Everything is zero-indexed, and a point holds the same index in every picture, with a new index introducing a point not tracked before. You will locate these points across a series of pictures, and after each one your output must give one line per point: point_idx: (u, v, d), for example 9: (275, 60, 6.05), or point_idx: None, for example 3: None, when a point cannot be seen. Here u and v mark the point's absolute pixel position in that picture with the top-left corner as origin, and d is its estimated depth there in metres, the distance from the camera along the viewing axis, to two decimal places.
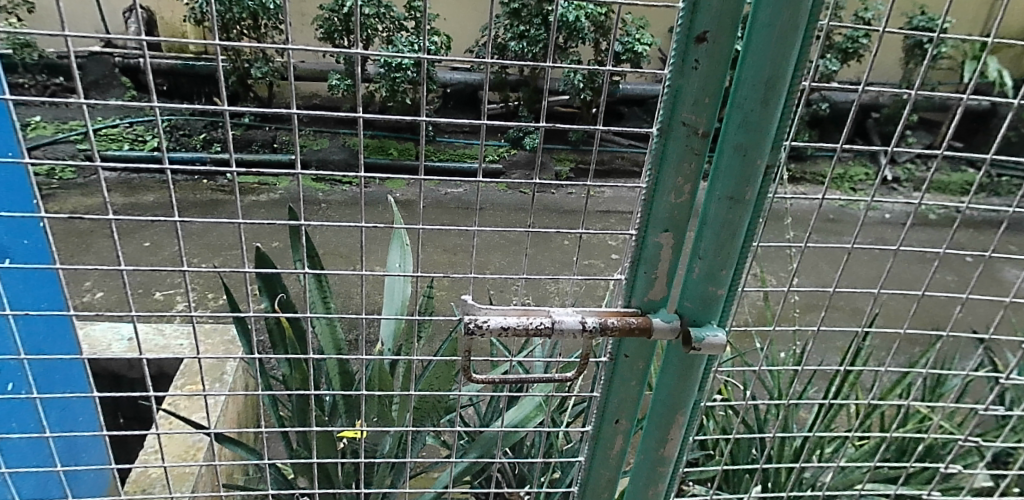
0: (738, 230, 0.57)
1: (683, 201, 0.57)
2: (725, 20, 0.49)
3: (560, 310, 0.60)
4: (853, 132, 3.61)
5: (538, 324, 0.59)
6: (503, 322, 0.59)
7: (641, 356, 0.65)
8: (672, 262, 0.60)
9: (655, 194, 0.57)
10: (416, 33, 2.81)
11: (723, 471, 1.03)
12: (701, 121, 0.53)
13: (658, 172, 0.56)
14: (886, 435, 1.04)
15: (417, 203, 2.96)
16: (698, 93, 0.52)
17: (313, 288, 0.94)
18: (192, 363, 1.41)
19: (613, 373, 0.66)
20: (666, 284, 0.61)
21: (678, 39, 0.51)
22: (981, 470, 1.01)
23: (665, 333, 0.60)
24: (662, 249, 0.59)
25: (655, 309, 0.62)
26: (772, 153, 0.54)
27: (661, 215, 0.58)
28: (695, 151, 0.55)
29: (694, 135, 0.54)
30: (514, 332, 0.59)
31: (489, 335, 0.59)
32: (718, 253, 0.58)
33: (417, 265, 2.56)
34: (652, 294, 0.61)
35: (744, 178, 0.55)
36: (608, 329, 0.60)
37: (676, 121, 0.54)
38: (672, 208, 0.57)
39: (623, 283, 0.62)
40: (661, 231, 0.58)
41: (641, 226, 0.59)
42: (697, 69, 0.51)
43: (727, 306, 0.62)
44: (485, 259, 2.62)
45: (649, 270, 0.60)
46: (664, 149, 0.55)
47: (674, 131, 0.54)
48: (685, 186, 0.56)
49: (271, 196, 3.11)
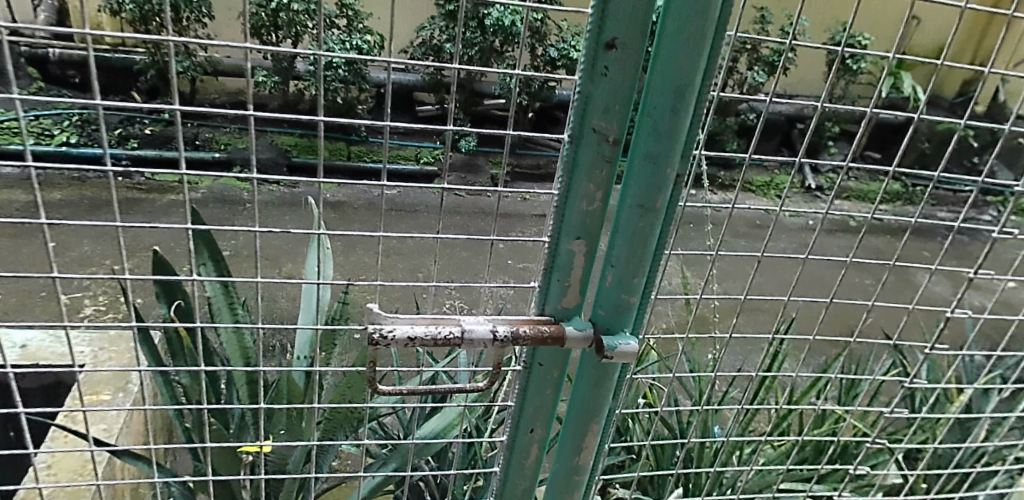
0: (649, 238, 0.56)
1: (595, 209, 0.56)
2: (634, 24, 0.48)
3: (472, 319, 0.58)
4: (779, 142, 3.76)
5: (447, 334, 0.57)
6: (409, 333, 0.56)
7: (555, 366, 0.63)
8: (585, 272, 0.59)
9: (567, 201, 0.56)
10: (349, 32, 2.75)
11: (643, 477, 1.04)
12: (612, 127, 0.52)
13: (570, 178, 0.55)
14: (800, 437, 1.07)
15: (350, 204, 2.90)
16: (607, 101, 0.52)
17: (218, 294, 0.89)
18: (94, 371, 1.33)
19: (528, 382, 0.64)
20: (579, 294, 0.60)
21: (587, 41, 0.50)
22: (889, 470, 1.04)
23: (578, 342, 0.59)
24: (575, 256, 0.58)
25: (568, 317, 0.61)
26: (682, 163, 0.54)
27: (573, 222, 0.56)
28: (606, 159, 0.54)
29: (605, 141, 0.53)
30: (422, 343, 0.57)
31: (395, 345, 0.56)
32: (632, 264, 0.57)
33: (348, 268, 2.50)
34: (565, 303, 0.60)
35: (654, 186, 0.54)
36: (519, 338, 0.58)
37: (587, 127, 0.53)
38: (585, 218, 0.56)
39: (537, 291, 0.61)
40: (573, 238, 0.57)
41: (553, 234, 0.58)
42: (607, 76, 0.51)
43: (641, 316, 0.61)
44: (415, 263, 2.58)
45: (562, 278, 0.59)
46: (575, 156, 0.54)
47: (584, 136, 0.53)
48: (597, 193, 0.55)
49: (193, 195, 2.97)
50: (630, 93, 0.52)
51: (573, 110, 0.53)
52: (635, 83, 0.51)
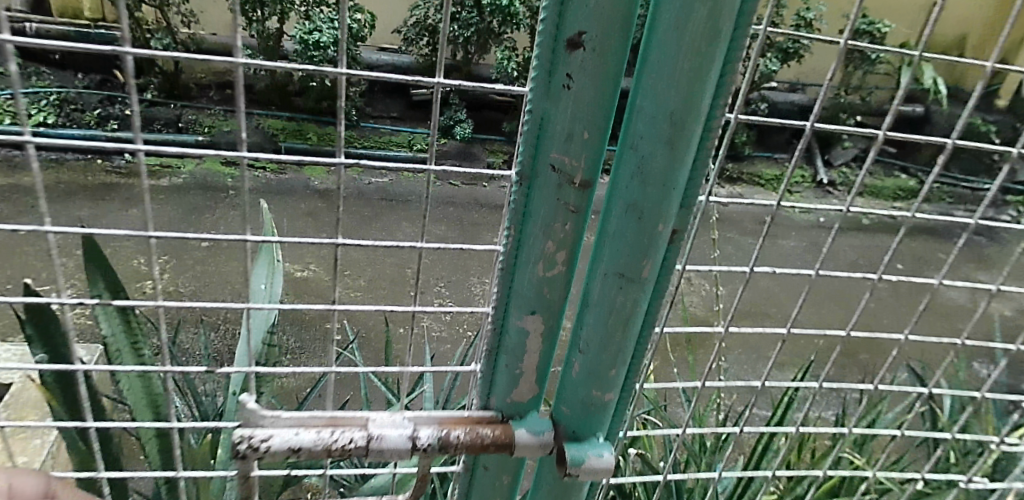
0: (632, 318, 0.40)
1: (555, 277, 0.40)
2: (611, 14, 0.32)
3: (385, 416, 0.42)
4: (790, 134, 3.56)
5: (348, 442, 0.41)
6: (292, 443, 0.40)
7: (503, 468, 0.48)
8: (544, 356, 0.44)
9: (516, 263, 0.40)
10: (336, 8, 2.56)
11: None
12: (579, 164, 0.36)
13: (520, 232, 0.39)
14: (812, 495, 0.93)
15: (338, 193, 2.73)
16: (573, 127, 0.35)
17: (118, 330, 0.71)
18: (23, 391, 1.18)
19: (471, 486, 0.50)
20: (535, 385, 0.44)
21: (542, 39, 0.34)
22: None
23: (532, 450, 0.44)
24: (529, 337, 0.42)
25: (521, 413, 0.45)
26: (682, 218, 0.38)
27: (525, 292, 0.41)
28: (571, 209, 0.38)
29: (568, 184, 0.37)
30: (309, 455, 0.40)
31: (273, 459, 0.40)
32: (609, 354, 0.41)
33: (334, 262, 2.32)
34: (516, 396, 0.44)
35: (640, 251, 0.38)
36: (450, 446, 0.42)
37: (543, 165, 0.37)
38: (540, 289, 0.40)
39: (479, 377, 0.45)
40: (526, 314, 0.41)
41: (498, 307, 0.42)
42: (570, 91, 0.34)
43: (619, 415, 0.45)
44: (407, 258, 2.39)
45: (512, 364, 0.43)
46: (526, 204, 0.38)
47: (539, 175, 0.37)
48: (557, 255, 0.39)
49: (174, 180, 2.77)
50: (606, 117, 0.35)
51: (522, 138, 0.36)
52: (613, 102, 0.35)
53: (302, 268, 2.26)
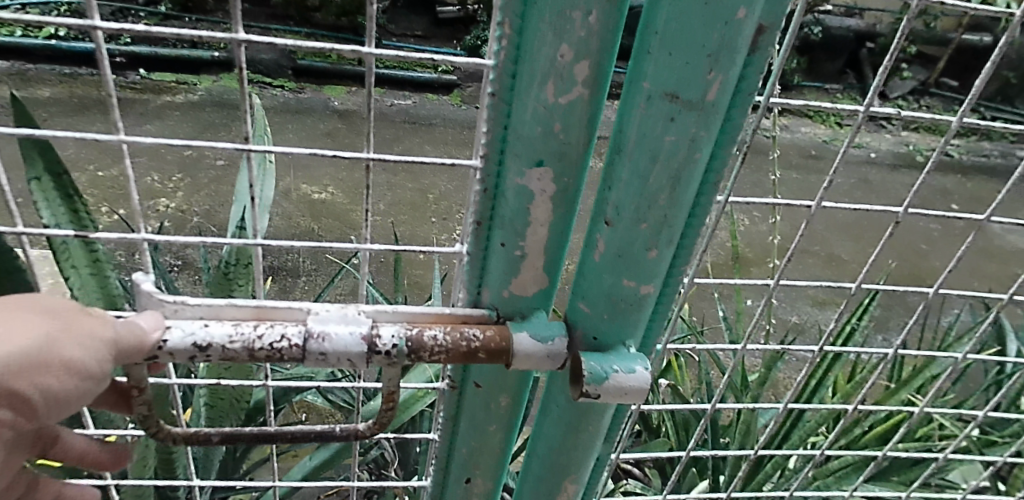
0: (684, 157, 0.33)
1: (570, 102, 0.34)
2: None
3: (325, 308, 0.38)
4: (844, 63, 3.15)
5: (276, 339, 0.36)
6: (198, 338, 0.35)
7: (501, 387, 0.42)
8: (555, 212, 0.39)
9: (521, 62, 0.34)
10: None
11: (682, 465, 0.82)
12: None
13: (520, 42, 0.33)
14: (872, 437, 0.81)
15: (358, 113, 2.55)
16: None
17: (53, 196, 0.56)
18: None
19: (459, 407, 0.44)
20: (541, 264, 0.41)
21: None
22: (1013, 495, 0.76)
23: (530, 361, 0.39)
24: (536, 192, 0.37)
25: (522, 314, 0.42)
26: (771, 15, 0.30)
27: (528, 129, 0.35)
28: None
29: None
30: (227, 351, 0.35)
31: (185, 360, 0.36)
32: (649, 210, 0.35)
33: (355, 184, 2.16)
34: (516, 286, 0.41)
35: (699, 51, 0.30)
36: (423, 351, 0.36)
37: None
38: (548, 103, 0.34)
39: (470, 269, 0.42)
40: (531, 165, 0.37)
41: (497, 131, 0.36)
42: None
43: (659, 310, 0.40)
44: (429, 182, 2.24)
45: (514, 244, 0.39)
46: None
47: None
48: (566, 69, 0.33)
49: (190, 97, 2.54)
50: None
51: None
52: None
53: (319, 190, 2.12)
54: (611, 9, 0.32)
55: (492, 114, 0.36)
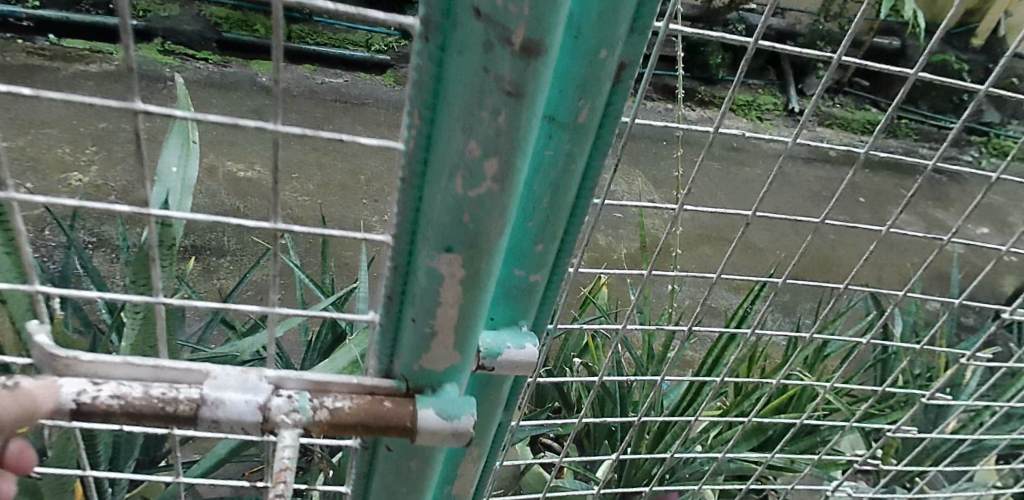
0: (574, 169, 0.38)
1: (481, 192, 0.35)
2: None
3: (222, 367, 0.42)
4: (766, 60, 3.30)
5: (174, 387, 0.40)
6: (96, 385, 0.38)
7: (409, 453, 0.47)
8: (465, 294, 0.40)
9: (433, 145, 0.35)
10: None
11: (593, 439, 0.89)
12: (516, 22, 0.29)
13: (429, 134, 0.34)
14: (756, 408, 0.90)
15: (286, 91, 2.49)
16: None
17: None
18: None
19: (373, 462, 0.49)
20: (453, 335, 0.42)
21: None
22: (865, 456, 0.86)
23: (433, 436, 0.43)
24: (448, 276, 0.39)
25: (433, 384, 0.44)
26: (630, 52, 0.34)
27: (439, 219, 0.37)
28: (506, 94, 0.31)
29: (498, 47, 0.30)
30: (127, 399, 0.39)
31: (76, 407, 0.38)
32: (536, 210, 0.40)
33: (281, 164, 2.12)
34: (427, 355, 0.43)
35: (579, 84, 0.34)
36: (320, 412, 0.42)
37: (466, 10, 0.30)
38: (458, 194, 0.35)
39: (383, 333, 0.44)
40: (441, 250, 0.38)
41: (412, 207, 0.38)
42: None
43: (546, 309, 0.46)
44: (359, 164, 2.22)
45: (425, 323, 0.41)
46: (442, 74, 0.32)
47: (459, 31, 0.30)
48: (475, 161, 0.34)
49: (105, 66, 2.42)
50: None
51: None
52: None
53: (245, 167, 2.08)
54: (521, 109, 0.32)
55: (405, 185, 0.37)
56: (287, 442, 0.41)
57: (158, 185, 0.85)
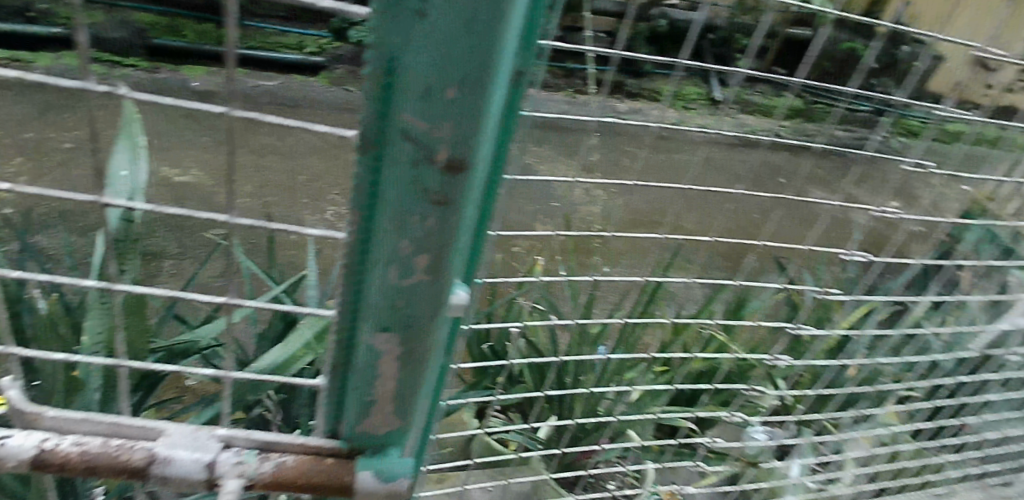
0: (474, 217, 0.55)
1: (413, 277, 0.51)
2: (457, 20, 0.39)
3: (179, 429, 0.61)
4: None
5: (128, 445, 0.59)
6: (73, 442, 0.58)
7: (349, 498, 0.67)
8: (397, 366, 0.57)
9: (375, 223, 0.49)
10: None
11: (530, 403, 1.01)
12: (439, 147, 0.44)
13: (373, 237, 0.49)
14: (665, 367, 1.04)
15: (220, 94, 2.50)
16: (432, 117, 0.43)
17: None
18: None
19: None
20: (395, 368, 0.57)
21: (383, 13, 0.40)
22: (754, 402, 1.02)
23: (370, 489, 0.63)
24: (386, 342, 0.55)
25: (372, 445, 0.63)
26: (522, 63, 0.49)
27: (380, 301, 0.52)
28: (434, 203, 0.47)
29: (426, 162, 0.45)
30: (96, 453, 0.58)
31: (67, 453, 0.58)
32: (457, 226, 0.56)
33: (218, 171, 2.15)
34: (378, 382, 0.57)
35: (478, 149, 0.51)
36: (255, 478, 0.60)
37: (397, 138, 0.44)
38: (394, 280, 0.51)
39: (330, 397, 0.61)
40: (380, 324, 0.54)
41: (354, 291, 0.53)
42: (415, 121, 0.43)
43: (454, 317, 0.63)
44: (299, 164, 2.27)
45: (365, 394, 0.58)
46: (380, 173, 0.47)
47: (391, 147, 0.45)
48: (407, 257, 0.50)
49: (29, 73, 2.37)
50: (469, 116, 0.43)
51: (374, 107, 0.44)
52: (477, 98, 0.43)
53: (182, 174, 2.10)
54: (445, 210, 0.48)
55: (351, 253, 0.51)
56: (228, 490, 0.59)
57: (114, 189, 0.96)
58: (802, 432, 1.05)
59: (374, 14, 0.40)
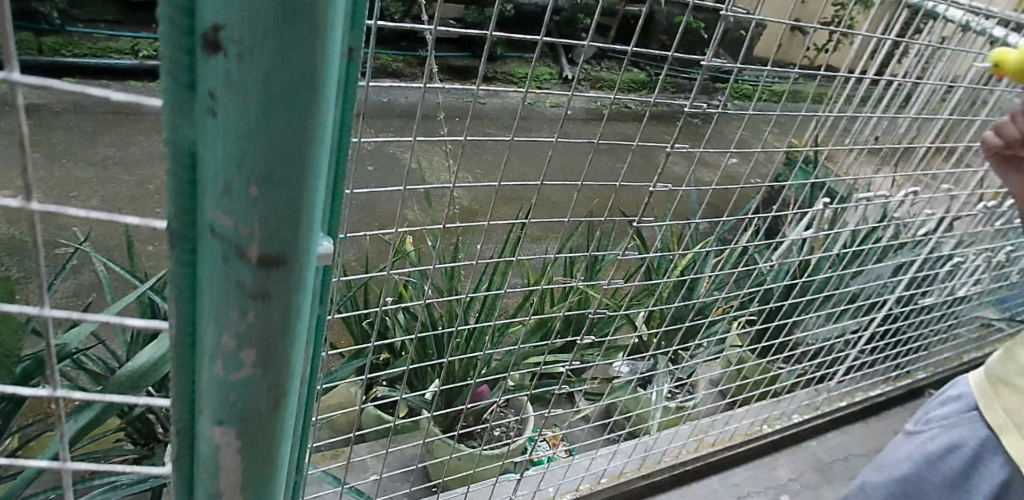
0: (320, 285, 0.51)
1: (242, 377, 0.44)
2: (256, 96, 0.33)
3: None
4: None
5: None
6: None
7: None
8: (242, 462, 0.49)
9: (197, 326, 0.43)
10: None
11: (406, 367, 1.07)
12: (249, 244, 0.38)
13: (197, 334, 0.43)
14: (526, 316, 1.14)
15: (48, 108, 2.33)
16: (235, 203, 0.37)
17: None
18: None
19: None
20: (240, 475, 0.50)
21: (175, 95, 0.34)
22: (606, 336, 1.14)
23: None
24: (222, 448, 0.48)
25: None
26: (354, 39, 0.47)
27: (211, 405, 0.46)
28: (254, 300, 0.41)
29: (237, 257, 0.39)
30: None
31: None
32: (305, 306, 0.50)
33: (56, 187, 2.01)
34: (224, 493, 0.51)
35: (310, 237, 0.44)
36: None
37: (206, 228, 0.38)
38: (223, 380, 0.44)
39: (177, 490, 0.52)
40: (214, 429, 0.47)
41: (183, 395, 0.46)
42: (223, 209, 0.37)
43: (322, 321, 0.59)
44: (147, 173, 2.16)
45: (208, 488, 0.51)
46: (195, 272, 0.40)
47: (201, 238, 0.39)
48: (233, 358, 0.43)
49: None
50: (278, 201, 0.37)
51: (177, 197, 0.38)
52: (286, 184, 0.36)
53: (11, 196, 1.98)
54: (268, 306, 0.42)
55: (178, 357, 0.44)
56: None
57: None
58: (649, 357, 1.19)
59: (163, 98, 0.34)
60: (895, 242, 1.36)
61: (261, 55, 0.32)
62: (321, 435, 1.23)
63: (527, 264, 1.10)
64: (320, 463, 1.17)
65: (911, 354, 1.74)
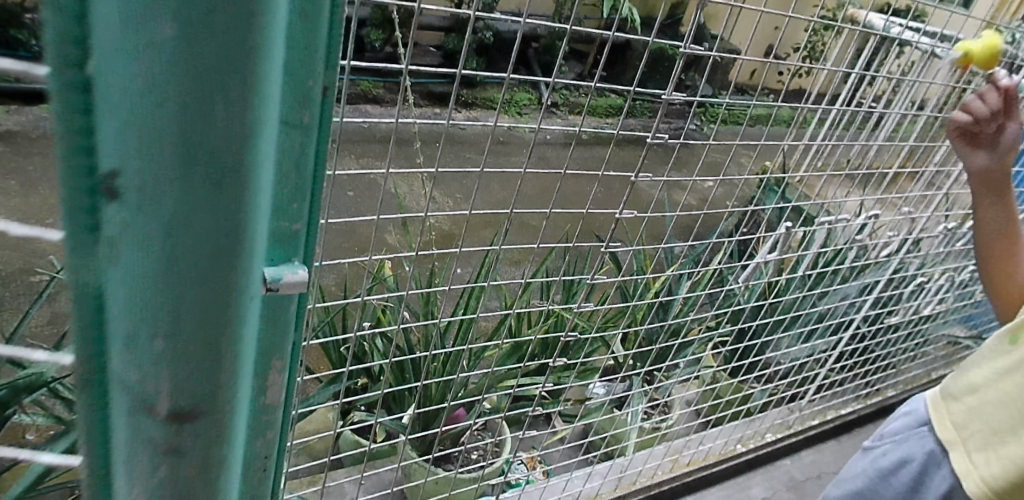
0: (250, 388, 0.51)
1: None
2: (160, 231, 0.34)
3: None
4: None
5: None
6: None
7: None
8: None
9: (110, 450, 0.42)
10: None
11: (381, 391, 1.09)
12: (155, 379, 0.38)
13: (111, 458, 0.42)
14: (500, 338, 1.16)
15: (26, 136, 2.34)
16: (151, 325, 0.37)
17: None
18: None
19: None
20: None
21: (79, 234, 0.35)
22: (578, 358, 1.17)
23: None
24: None
25: None
26: (328, 76, 0.49)
27: None
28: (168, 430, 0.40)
29: (146, 390, 0.39)
30: None
31: None
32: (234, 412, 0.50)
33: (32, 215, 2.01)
34: None
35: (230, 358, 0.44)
36: None
37: (115, 359, 0.38)
38: None
39: None
40: None
41: None
42: (132, 345, 0.37)
43: (297, 347, 0.61)
44: None
45: None
46: (106, 399, 0.40)
47: (112, 368, 0.39)
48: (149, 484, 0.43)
49: None
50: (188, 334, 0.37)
51: (86, 331, 0.38)
52: (196, 317, 0.37)
53: None
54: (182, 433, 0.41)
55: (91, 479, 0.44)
56: None
57: None
58: (619, 377, 1.22)
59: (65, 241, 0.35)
60: (858, 262, 1.41)
61: (163, 196, 0.33)
62: (300, 460, 1.24)
63: (500, 287, 1.13)
64: (298, 488, 1.18)
65: (881, 372, 1.77)
